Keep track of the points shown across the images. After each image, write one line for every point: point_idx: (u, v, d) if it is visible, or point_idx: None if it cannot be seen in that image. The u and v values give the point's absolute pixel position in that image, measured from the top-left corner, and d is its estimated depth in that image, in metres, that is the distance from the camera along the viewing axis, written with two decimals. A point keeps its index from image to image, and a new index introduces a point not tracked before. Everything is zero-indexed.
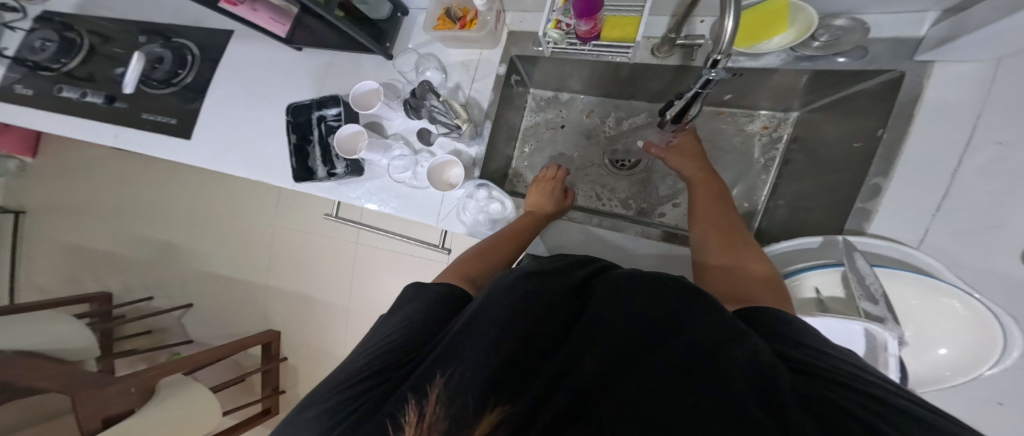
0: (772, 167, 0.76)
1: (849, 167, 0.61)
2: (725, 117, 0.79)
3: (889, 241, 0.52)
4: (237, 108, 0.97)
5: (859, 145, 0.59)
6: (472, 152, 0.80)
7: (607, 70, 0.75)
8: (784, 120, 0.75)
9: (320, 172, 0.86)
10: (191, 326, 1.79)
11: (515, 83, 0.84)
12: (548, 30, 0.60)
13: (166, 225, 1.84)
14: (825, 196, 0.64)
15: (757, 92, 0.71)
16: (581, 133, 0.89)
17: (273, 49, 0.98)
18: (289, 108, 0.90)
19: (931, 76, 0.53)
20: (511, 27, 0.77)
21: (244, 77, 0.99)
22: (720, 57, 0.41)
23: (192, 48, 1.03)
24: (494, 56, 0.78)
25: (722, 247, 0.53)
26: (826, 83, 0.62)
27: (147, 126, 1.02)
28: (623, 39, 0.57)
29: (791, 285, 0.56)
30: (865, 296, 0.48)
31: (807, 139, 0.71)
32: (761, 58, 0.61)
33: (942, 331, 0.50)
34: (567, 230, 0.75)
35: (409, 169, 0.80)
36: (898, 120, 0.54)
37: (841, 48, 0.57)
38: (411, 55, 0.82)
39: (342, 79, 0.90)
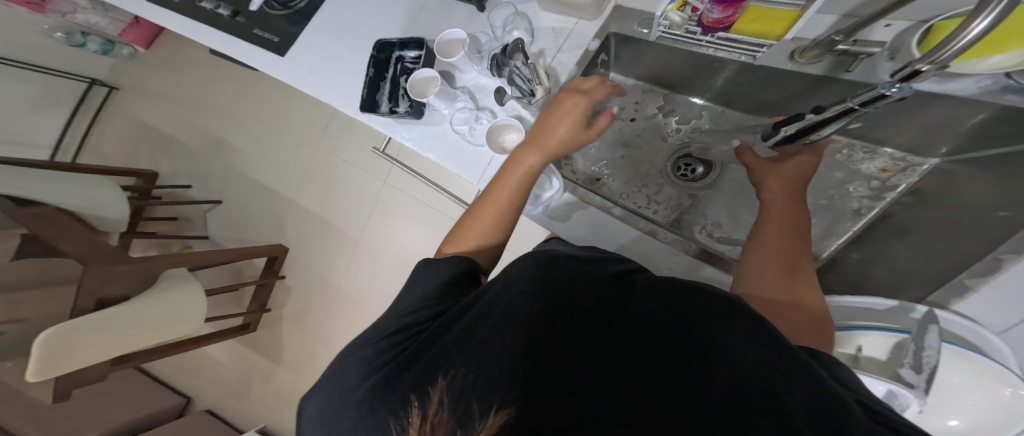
0: (867, 217, 0.68)
1: (963, 238, 0.54)
2: (841, 148, 0.70)
3: (967, 320, 0.54)
4: (332, 29, 0.98)
5: (1004, 213, 0.50)
6: (535, 122, 0.78)
7: (711, 66, 0.69)
8: (917, 165, 0.64)
9: (382, 107, 0.87)
10: (213, 223, 1.90)
11: (600, 63, 0.79)
12: (668, 11, 0.55)
13: (227, 124, 1.93)
14: (923, 265, 0.58)
15: (884, 129, 0.63)
16: (654, 132, 0.85)
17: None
18: (376, 43, 0.89)
19: None
20: (620, 2, 0.72)
21: (341, 4, 1.00)
22: (926, 69, 0.34)
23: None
24: (590, 28, 0.74)
25: (778, 276, 0.49)
26: (981, 132, 0.53)
27: (256, 42, 1.03)
28: (766, 34, 0.53)
29: (841, 336, 0.55)
30: (911, 364, 0.47)
31: (936, 191, 0.61)
32: (948, 82, 0.49)
33: (965, 409, 0.51)
34: (603, 219, 0.75)
35: (468, 123, 0.80)
36: None
37: None
38: (507, 10, 0.79)
39: (430, 23, 0.88)
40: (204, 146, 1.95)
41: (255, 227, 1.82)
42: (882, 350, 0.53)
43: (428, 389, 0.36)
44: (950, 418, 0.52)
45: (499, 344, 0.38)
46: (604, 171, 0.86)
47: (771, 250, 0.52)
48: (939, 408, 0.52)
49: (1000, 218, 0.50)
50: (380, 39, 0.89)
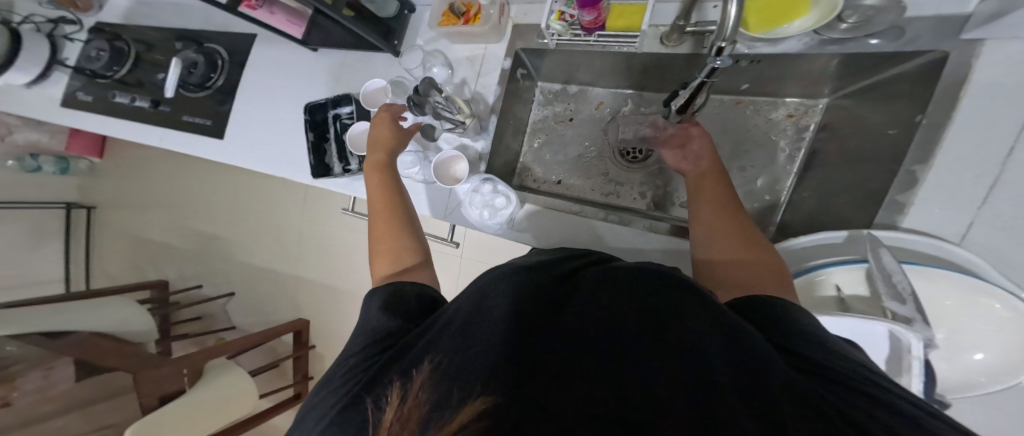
0: (798, 157, 0.72)
1: (886, 157, 0.57)
2: (745, 107, 0.76)
3: (928, 237, 0.49)
4: (267, 105, 1.00)
5: (893, 132, 0.57)
6: (478, 147, 0.80)
7: (622, 61, 0.72)
8: (813, 107, 0.71)
9: (335, 168, 0.88)
10: (236, 314, 1.87)
11: (521, 77, 0.82)
12: (551, 22, 0.58)
13: (205, 217, 1.94)
14: (857, 190, 0.60)
15: (782, 80, 0.68)
16: (594, 125, 0.87)
17: (292, 49, 0.99)
18: (306, 107, 0.92)
19: (981, 55, 0.48)
20: (516, 20, 0.75)
21: (265, 76, 1.01)
22: (725, 44, 0.40)
23: (221, 52, 1.06)
24: (499, 49, 0.77)
25: (726, 235, 0.50)
26: (866, 63, 0.58)
27: (187, 128, 1.06)
28: (629, 28, 0.55)
29: (816, 280, 0.55)
30: (891, 294, 0.47)
31: (841, 127, 0.67)
32: (780, 43, 0.59)
33: (980, 336, 0.47)
34: (567, 222, 0.75)
35: (417, 165, 0.80)
36: (940, 106, 0.51)
37: (873, 30, 0.54)
38: (417, 52, 0.78)
39: (354, 77, 0.91)
40: (195, 244, 1.96)
41: (271, 308, 1.79)
42: (860, 284, 0.53)
43: (405, 378, 0.34)
44: (973, 351, 0.48)
45: (479, 335, 0.35)
46: (562, 172, 0.88)
47: (716, 209, 0.53)
48: (953, 341, 0.49)
49: (892, 136, 0.58)
50: (309, 103, 0.93)
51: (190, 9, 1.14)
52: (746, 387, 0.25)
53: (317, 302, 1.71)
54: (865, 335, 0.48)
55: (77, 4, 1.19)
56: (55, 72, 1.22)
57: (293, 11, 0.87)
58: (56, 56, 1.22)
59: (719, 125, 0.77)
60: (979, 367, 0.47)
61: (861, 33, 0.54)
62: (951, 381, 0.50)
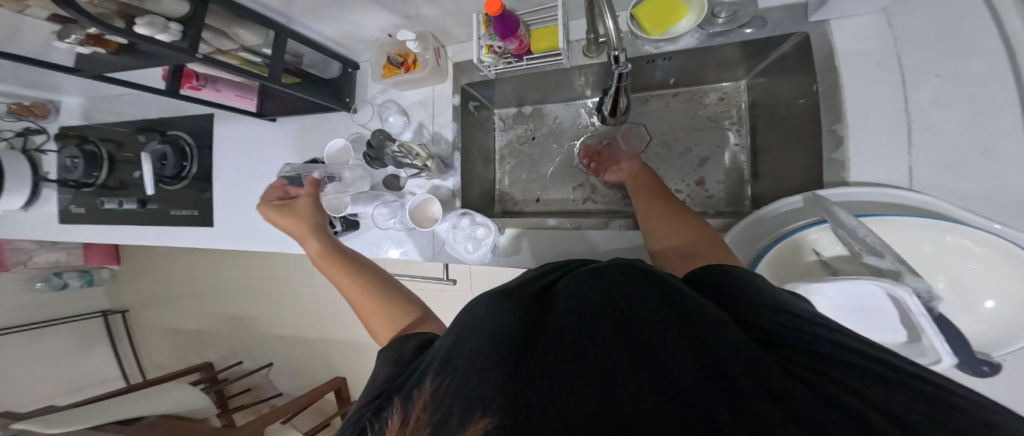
0: (744, 133, 0.75)
1: (806, 123, 0.60)
2: (682, 97, 0.79)
3: (876, 187, 0.51)
4: (244, 184, 1.01)
5: (802, 101, 0.61)
6: (449, 184, 0.81)
7: (565, 77, 0.76)
8: (737, 90, 0.76)
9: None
10: (279, 380, 1.77)
11: (475, 109, 0.85)
12: (482, 56, 0.62)
13: (209, 300, 1.91)
14: (797, 156, 0.63)
15: (703, 69, 0.72)
16: (556, 140, 0.89)
17: (250, 123, 1.01)
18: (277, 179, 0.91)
19: (833, 32, 0.56)
20: (454, 59, 0.79)
21: (233, 154, 1.03)
22: (618, 52, 0.47)
23: (185, 137, 1.08)
24: (445, 88, 0.79)
25: (665, 220, 0.52)
26: (767, 44, 0.62)
27: (177, 221, 1.07)
28: (551, 48, 0.59)
29: (795, 249, 0.55)
30: (867, 250, 0.46)
31: (763, 102, 0.71)
32: (678, 41, 0.64)
33: (979, 278, 0.45)
34: (550, 238, 0.75)
35: (395, 215, 0.82)
36: (828, 74, 0.56)
37: (743, 21, 0.59)
38: (368, 106, 0.83)
39: (318, 140, 0.93)
40: (222, 326, 1.89)
41: (309, 369, 1.71)
42: (837, 244, 0.53)
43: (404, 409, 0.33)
44: (982, 297, 0.45)
45: (475, 341, 0.33)
46: (539, 190, 0.89)
47: (651, 202, 0.57)
48: (958, 290, 0.46)
49: (803, 104, 0.61)
50: None
51: (145, 102, 1.15)
52: (738, 387, 0.24)
53: (350, 360, 1.61)
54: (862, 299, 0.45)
55: (34, 112, 1.21)
56: (42, 190, 1.25)
57: (241, 85, 0.88)
58: (37, 173, 1.24)
59: (666, 118, 0.80)
60: (997, 316, 0.45)
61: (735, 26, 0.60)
62: (980, 335, 0.46)
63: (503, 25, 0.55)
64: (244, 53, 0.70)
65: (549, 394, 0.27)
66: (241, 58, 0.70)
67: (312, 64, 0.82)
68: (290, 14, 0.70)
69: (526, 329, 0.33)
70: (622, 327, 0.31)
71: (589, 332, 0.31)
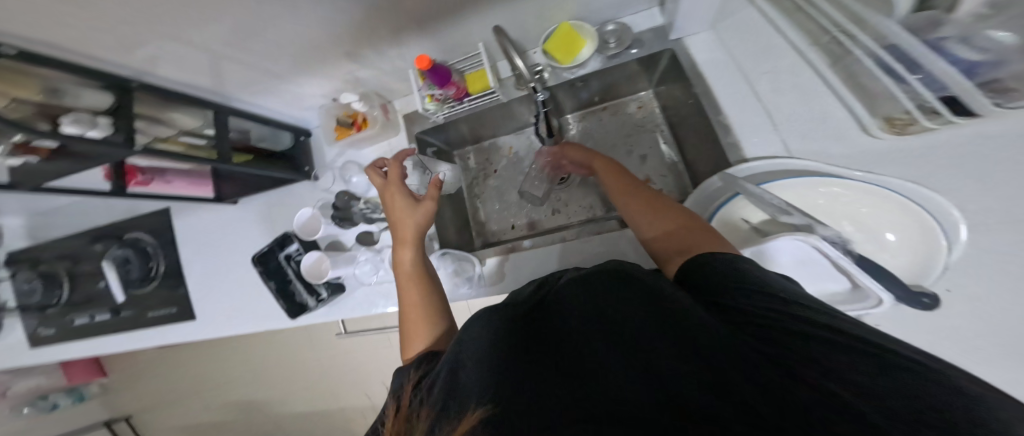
0: (662, 127, 0.81)
1: (696, 119, 0.69)
2: (608, 111, 0.86)
3: (766, 160, 0.57)
4: (218, 270, 1.00)
5: (692, 100, 0.69)
6: (424, 230, 0.83)
7: (506, 109, 0.83)
8: (648, 98, 0.83)
9: (310, 301, 0.88)
10: None
11: (435, 154, 0.89)
12: (427, 104, 0.71)
13: (205, 394, 1.81)
14: (703, 149, 0.70)
15: (614, 85, 0.81)
16: (516, 171, 0.93)
17: (215, 210, 1.03)
18: (256, 260, 0.94)
19: (688, 47, 0.68)
20: (402, 111, 0.87)
21: (200, 245, 1.03)
22: None
23: (146, 238, 1.07)
24: (401, 140, 0.85)
25: (648, 211, 0.55)
26: (652, 57, 0.72)
27: (156, 323, 1.04)
28: (485, 87, 0.69)
29: (725, 223, 0.59)
30: (780, 209, 0.52)
31: (670, 105, 0.78)
32: (585, 66, 0.74)
33: (874, 216, 0.49)
34: (523, 262, 0.77)
35: (377, 270, 0.84)
36: (698, 79, 0.66)
37: (628, 43, 0.71)
38: (329, 172, 0.91)
39: (284, 212, 0.95)
40: (225, 415, 1.79)
41: None
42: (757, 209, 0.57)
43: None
44: (885, 233, 0.50)
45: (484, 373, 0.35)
46: (513, 215, 0.91)
47: (627, 192, 0.59)
48: (864, 230, 0.51)
49: (693, 104, 0.69)
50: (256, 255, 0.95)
51: (99, 209, 1.13)
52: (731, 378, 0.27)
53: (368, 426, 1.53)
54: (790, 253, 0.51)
55: None
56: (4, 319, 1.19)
57: (192, 173, 0.91)
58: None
59: (597, 130, 0.86)
60: (905, 246, 0.48)
61: (624, 47, 0.72)
62: (902, 269, 0.49)
63: (438, 76, 0.65)
64: (185, 137, 0.73)
65: (544, 402, 0.31)
66: (184, 143, 0.72)
67: (263, 137, 0.88)
68: (223, 91, 0.75)
69: (530, 343, 0.36)
70: (619, 338, 0.33)
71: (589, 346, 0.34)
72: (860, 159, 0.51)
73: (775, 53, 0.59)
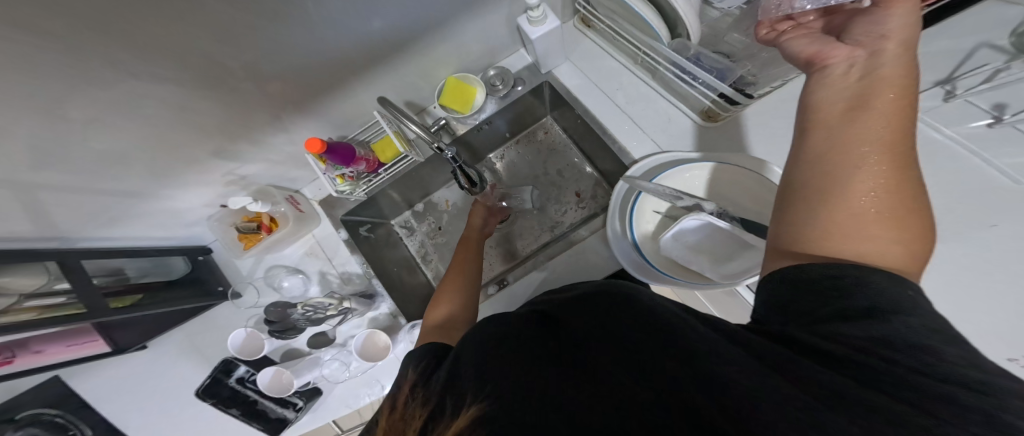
0: (572, 145, 0.89)
1: (588, 133, 0.78)
2: (523, 142, 0.92)
3: (655, 156, 0.63)
4: (153, 426, 0.86)
5: (578, 119, 0.78)
6: (384, 310, 0.77)
7: (421, 169, 0.81)
8: (547, 123, 0.91)
9: (288, 413, 0.78)
10: None
11: (370, 230, 0.86)
12: (338, 185, 0.68)
13: None
14: (608, 158, 0.77)
15: (520, 118, 0.87)
16: (458, 219, 0.92)
17: (120, 363, 0.88)
18: (199, 396, 0.81)
19: (558, 77, 0.75)
20: (316, 199, 0.83)
21: (125, 405, 0.87)
22: None
23: (48, 410, 0.83)
24: (326, 228, 0.81)
25: (878, 148, 0.32)
26: (536, 89, 0.79)
27: None
28: (396, 153, 0.69)
29: (638, 221, 0.61)
30: (675, 196, 0.56)
31: (569, 127, 0.85)
32: (484, 110, 0.78)
33: (742, 191, 0.56)
34: (505, 295, 0.71)
35: (348, 363, 0.77)
36: (575, 102, 0.73)
37: (515, 81, 0.78)
38: (251, 286, 0.81)
39: (217, 343, 0.86)
40: None
41: None
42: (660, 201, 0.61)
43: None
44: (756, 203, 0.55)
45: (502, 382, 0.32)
46: None
47: (872, 101, 0.34)
48: (739, 205, 0.57)
49: (580, 122, 0.77)
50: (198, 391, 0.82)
51: None
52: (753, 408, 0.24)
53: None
54: (684, 234, 0.53)
55: None
56: None
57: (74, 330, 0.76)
58: None
59: (520, 162, 0.92)
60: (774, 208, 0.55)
61: (511, 86, 0.77)
62: None
63: (343, 156, 0.61)
64: (32, 300, 0.61)
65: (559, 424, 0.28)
66: (37, 307, 0.61)
67: (146, 271, 0.77)
68: (69, 234, 0.66)
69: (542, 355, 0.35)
70: (627, 349, 0.32)
71: (608, 368, 0.31)
72: (700, 144, 0.63)
73: (621, 74, 0.71)
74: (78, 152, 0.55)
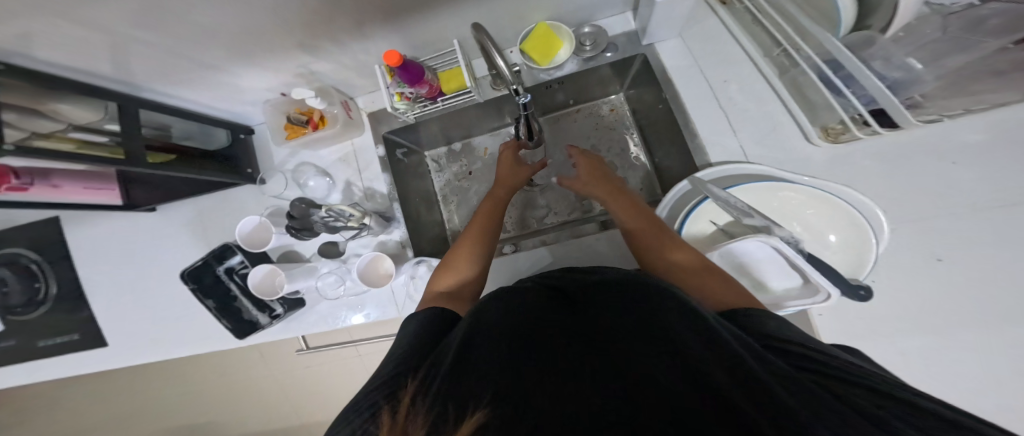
0: (635, 132, 0.92)
1: (666, 122, 0.78)
2: (582, 113, 0.95)
3: (733, 164, 0.66)
4: (136, 291, 0.91)
5: (660, 105, 0.78)
6: (396, 237, 0.80)
7: (480, 107, 0.83)
8: (620, 101, 0.93)
9: (262, 318, 0.82)
10: None
11: (405, 155, 0.88)
12: (396, 103, 0.71)
13: None
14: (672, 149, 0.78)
15: (588, 89, 0.89)
16: (488, 169, 0.93)
17: (127, 222, 0.91)
18: (186, 277, 0.86)
19: (659, 51, 0.76)
20: (368, 109, 0.87)
21: (119, 262, 0.92)
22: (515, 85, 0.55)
23: (28, 254, 0.93)
24: (366, 139, 0.83)
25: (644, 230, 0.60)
26: (621, 63, 0.81)
27: (50, 351, 0.91)
28: (458, 86, 0.71)
29: (696, 224, 0.65)
30: (743, 212, 0.59)
31: (639, 108, 0.88)
32: (564, 68, 0.81)
33: (817, 217, 0.60)
34: (510, 264, 0.73)
35: (342, 282, 0.79)
36: (667, 84, 0.74)
37: (604, 47, 0.79)
38: (280, 175, 0.83)
39: (225, 223, 0.88)
40: None
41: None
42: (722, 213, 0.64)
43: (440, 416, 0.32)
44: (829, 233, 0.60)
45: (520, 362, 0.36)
46: None
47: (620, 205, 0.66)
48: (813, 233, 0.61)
49: (661, 108, 0.78)
50: (188, 269, 0.86)
51: None
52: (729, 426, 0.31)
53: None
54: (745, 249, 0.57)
55: None
56: None
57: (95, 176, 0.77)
58: None
59: (574, 131, 0.94)
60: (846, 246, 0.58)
61: (600, 50, 0.79)
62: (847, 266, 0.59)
63: (409, 74, 0.64)
64: (77, 133, 0.62)
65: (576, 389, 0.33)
66: (76, 139, 0.62)
67: (189, 135, 0.80)
68: (135, 81, 0.67)
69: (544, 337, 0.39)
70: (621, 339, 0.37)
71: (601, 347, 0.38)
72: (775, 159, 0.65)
73: (738, 63, 0.71)
74: (183, 20, 0.55)
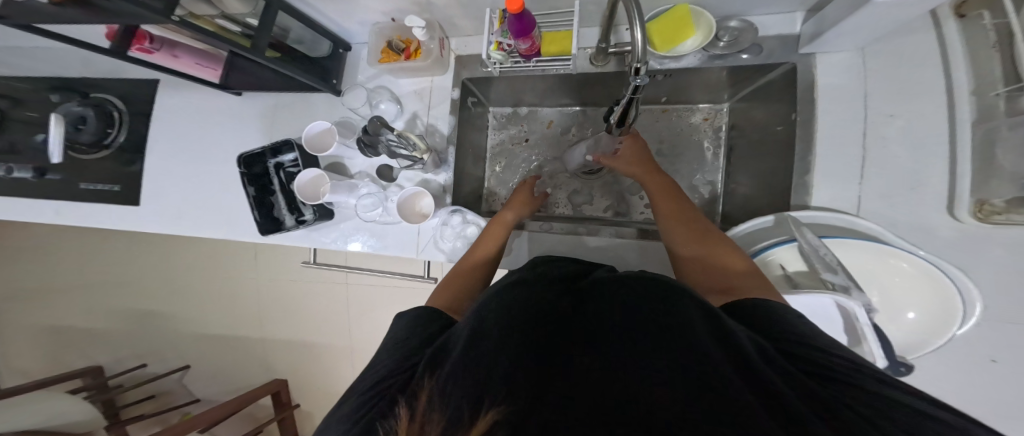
0: (721, 154, 0.92)
1: (782, 148, 0.73)
2: (670, 113, 0.95)
3: (836, 213, 0.65)
4: (190, 159, 0.97)
5: (780, 128, 0.74)
6: (440, 179, 0.83)
7: (570, 81, 0.83)
8: (719, 111, 0.92)
9: (288, 220, 0.88)
10: (200, 384, 1.61)
11: (473, 105, 0.90)
12: (491, 52, 0.70)
13: (116, 293, 1.67)
14: (770, 176, 0.76)
15: (689, 90, 0.87)
16: (548, 142, 0.95)
17: (206, 96, 0.97)
18: (241, 159, 0.91)
19: (817, 64, 0.69)
20: (457, 52, 0.85)
21: (185, 129, 0.98)
22: (640, 64, 0.52)
23: (114, 102, 1.00)
24: (446, 80, 0.84)
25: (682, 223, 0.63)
26: (753, 70, 0.75)
27: (88, 196, 0.98)
28: (562, 52, 0.70)
29: (765, 260, 0.66)
30: (826, 267, 0.59)
31: (741, 124, 0.87)
32: (681, 60, 0.76)
33: (902, 293, 0.61)
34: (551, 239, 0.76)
35: (379, 206, 0.82)
36: (805, 105, 0.69)
37: (741, 47, 0.72)
38: (360, 90, 0.86)
39: (293, 121, 0.92)
40: (132, 321, 1.67)
41: (238, 370, 1.55)
42: (798, 260, 0.64)
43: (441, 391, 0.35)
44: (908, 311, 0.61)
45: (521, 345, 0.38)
46: None
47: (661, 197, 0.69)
48: (892, 306, 0.62)
49: (779, 131, 0.74)
50: (243, 153, 0.92)
51: (72, 57, 1.05)
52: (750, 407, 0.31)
53: (296, 355, 1.48)
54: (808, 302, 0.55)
55: None
56: None
57: (204, 54, 0.80)
58: None
59: (655, 131, 0.95)
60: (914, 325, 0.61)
61: (737, 48, 0.72)
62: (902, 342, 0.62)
63: (519, 26, 0.62)
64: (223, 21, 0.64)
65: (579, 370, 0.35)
66: (216, 25, 0.63)
67: (302, 40, 0.83)
68: None
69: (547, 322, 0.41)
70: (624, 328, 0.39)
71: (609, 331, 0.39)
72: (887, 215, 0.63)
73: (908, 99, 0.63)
74: None
